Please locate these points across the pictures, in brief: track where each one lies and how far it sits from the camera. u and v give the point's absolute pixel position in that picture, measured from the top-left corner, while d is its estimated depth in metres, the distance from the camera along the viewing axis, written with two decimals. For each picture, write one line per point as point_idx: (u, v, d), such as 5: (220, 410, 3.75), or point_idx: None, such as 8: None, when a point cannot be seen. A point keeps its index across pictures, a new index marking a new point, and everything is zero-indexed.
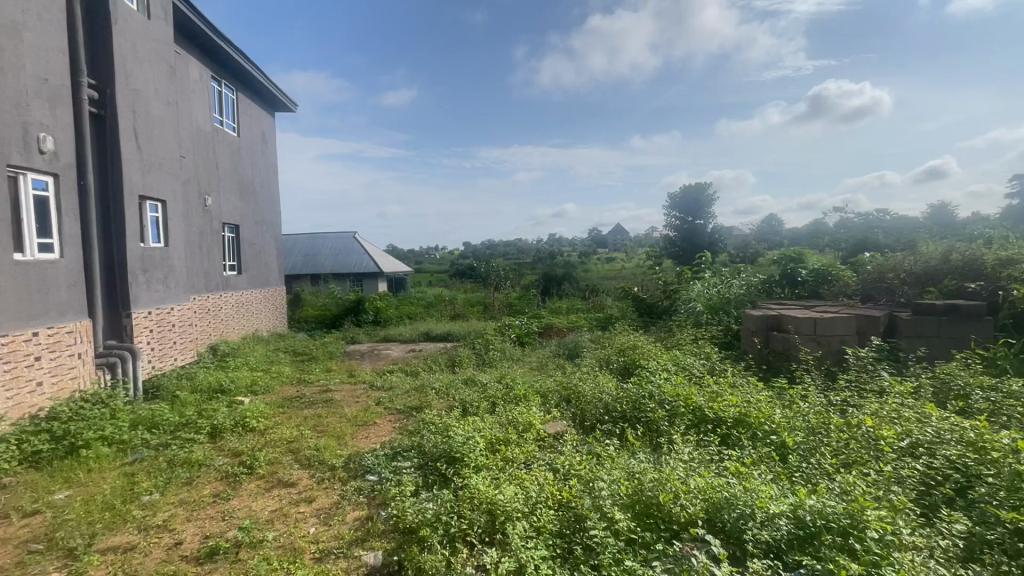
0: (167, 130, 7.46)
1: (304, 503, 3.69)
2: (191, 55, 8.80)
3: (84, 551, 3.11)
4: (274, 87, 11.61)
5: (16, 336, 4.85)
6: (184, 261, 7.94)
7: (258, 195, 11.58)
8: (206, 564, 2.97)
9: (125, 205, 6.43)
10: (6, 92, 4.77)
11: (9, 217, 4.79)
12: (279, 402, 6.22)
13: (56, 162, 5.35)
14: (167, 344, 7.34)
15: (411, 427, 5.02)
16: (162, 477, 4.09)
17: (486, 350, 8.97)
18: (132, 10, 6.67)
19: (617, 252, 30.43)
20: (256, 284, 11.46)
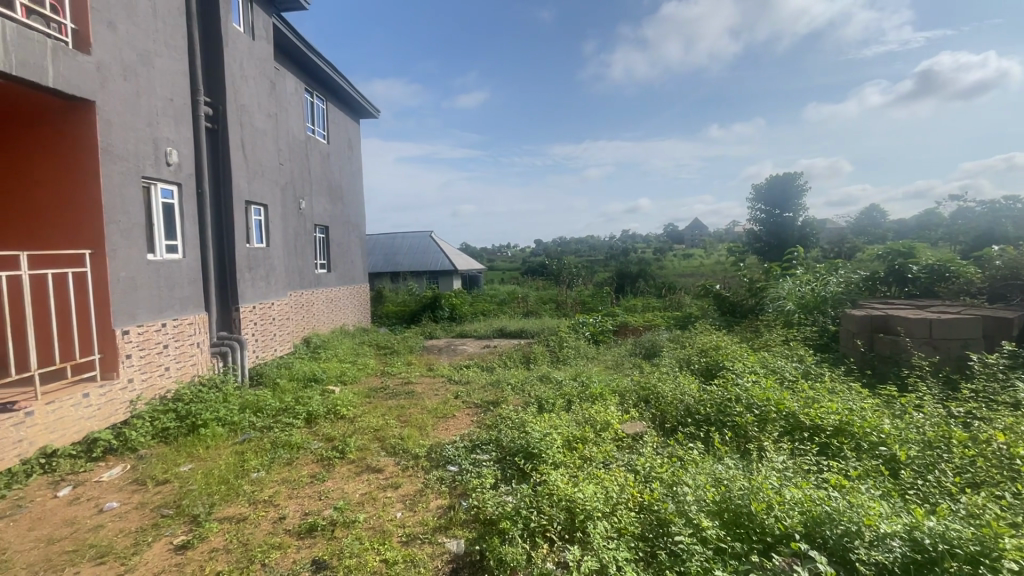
0: (268, 141, 8.16)
1: (390, 488, 3.89)
2: (288, 70, 9.53)
3: (204, 518, 3.48)
4: (360, 95, 12.30)
5: (151, 325, 5.52)
6: (283, 260, 8.66)
7: (345, 198, 12.34)
8: (307, 538, 3.22)
9: (234, 210, 7.11)
10: (142, 113, 5.44)
11: (144, 222, 5.46)
12: (366, 392, 6.61)
13: (180, 172, 6.03)
14: (268, 336, 8.05)
15: (488, 421, 5.14)
16: (267, 457, 4.49)
17: (560, 347, 8.95)
18: (239, 33, 7.35)
19: (694, 249, 29.23)
20: (344, 281, 12.23)
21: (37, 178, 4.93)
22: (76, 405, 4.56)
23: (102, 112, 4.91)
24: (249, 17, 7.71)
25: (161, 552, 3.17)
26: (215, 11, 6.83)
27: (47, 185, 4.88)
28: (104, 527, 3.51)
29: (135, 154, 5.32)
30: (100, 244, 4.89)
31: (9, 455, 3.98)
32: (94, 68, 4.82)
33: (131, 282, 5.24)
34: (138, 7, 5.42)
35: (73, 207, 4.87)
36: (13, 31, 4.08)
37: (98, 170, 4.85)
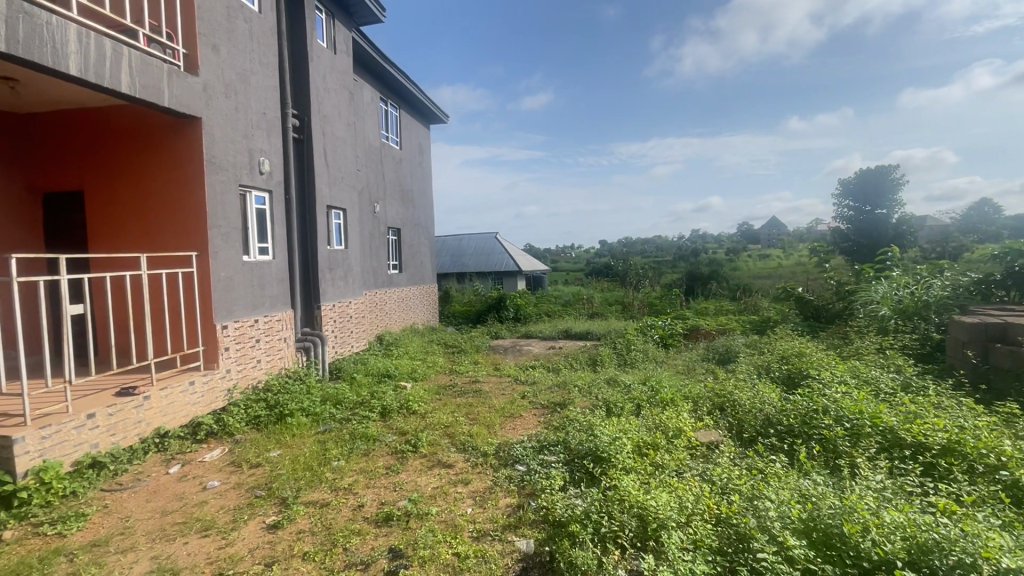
0: (347, 148, 8.65)
1: (461, 483, 3.99)
2: (365, 80, 10.04)
3: (291, 501, 3.75)
4: (430, 101, 12.73)
5: (246, 321, 6.03)
6: (359, 261, 9.14)
7: (415, 201, 12.80)
8: (384, 527, 3.37)
9: (316, 213, 7.60)
10: (240, 126, 5.95)
11: (240, 226, 5.97)
12: (436, 389, 6.82)
13: (270, 179, 6.54)
14: (345, 332, 8.51)
15: (556, 422, 5.13)
16: (346, 447, 4.76)
17: (627, 349, 8.76)
18: (323, 48, 7.86)
19: (771, 249, 27.55)
20: (414, 281, 12.69)
21: (146, 189, 5.45)
22: (183, 391, 5.07)
23: (207, 127, 5.42)
24: (332, 33, 8.22)
25: (255, 530, 3.45)
26: (302, 30, 7.33)
27: (159, 194, 5.43)
28: (207, 503, 3.87)
29: (233, 165, 5.83)
30: (203, 246, 5.40)
31: (130, 434, 4.49)
32: (201, 87, 5.33)
33: (229, 281, 5.74)
34: (237, 31, 5.94)
35: (181, 213, 5.39)
36: (137, 58, 4.61)
37: (203, 179, 5.36)
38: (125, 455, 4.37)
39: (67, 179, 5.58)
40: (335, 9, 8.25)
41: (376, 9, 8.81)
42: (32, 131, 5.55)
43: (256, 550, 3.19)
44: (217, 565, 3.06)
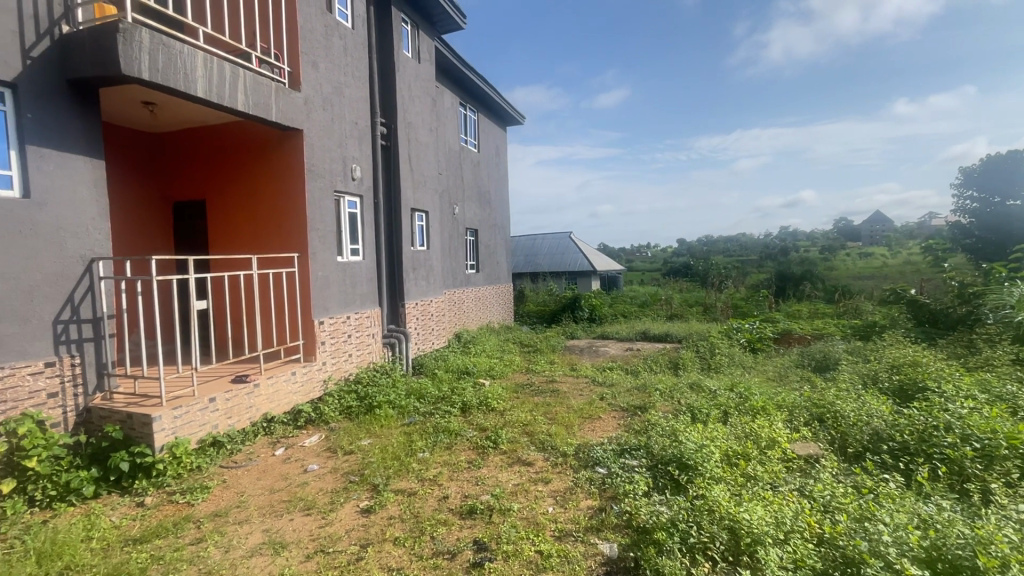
0: (429, 153, 9.00)
1: (541, 482, 4.01)
2: (446, 86, 10.39)
3: (382, 488, 3.97)
4: (507, 103, 12.92)
5: (339, 317, 6.47)
6: (440, 261, 9.48)
7: (492, 202, 13.05)
8: (468, 519, 3.48)
9: (402, 216, 7.98)
10: (335, 136, 6.40)
11: (335, 230, 6.42)
12: (513, 387, 6.91)
13: (361, 185, 6.97)
14: (427, 330, 8.88)
15: (636, 426, 5.01)
16: (430, 440, 4.96)
17: (711, 354, 8.33)
18: (408, 59, 8.24)
19: (876, 246, 25.01)
20: (490, 281, 12.95)
21: (256, 197, 6.01)
22: (287, 381, 5.55)
23: (307, 137, 5.87)
24: (416, 43, 8.59)
25: (351, 512, 3.69)
26: (389, 42, 7.74)
27: (267, 201, 5.98)
28: (308, 484, 4.21)
29: (329, 172, 6.28)
30: (304, 248, 5.87)
31: (243, 417, 5.00)
32: (302, 101, 5.80)
33: (325, 280, 6.20)
34: (333, 47, 6.39)
35: (285, 218, 5.89)
36: (250, 79, 5.10)
37: (303, 186, 5.82)
38: (239, 436, 4.87)
39: (192, 190, 6.29)
40: (419, 20, 8.62)
41: (457, 16, 9.09)
42: (165, 149, 6.32)
43: (352, 531, 3.42)
44: (318, 543, 3.30)
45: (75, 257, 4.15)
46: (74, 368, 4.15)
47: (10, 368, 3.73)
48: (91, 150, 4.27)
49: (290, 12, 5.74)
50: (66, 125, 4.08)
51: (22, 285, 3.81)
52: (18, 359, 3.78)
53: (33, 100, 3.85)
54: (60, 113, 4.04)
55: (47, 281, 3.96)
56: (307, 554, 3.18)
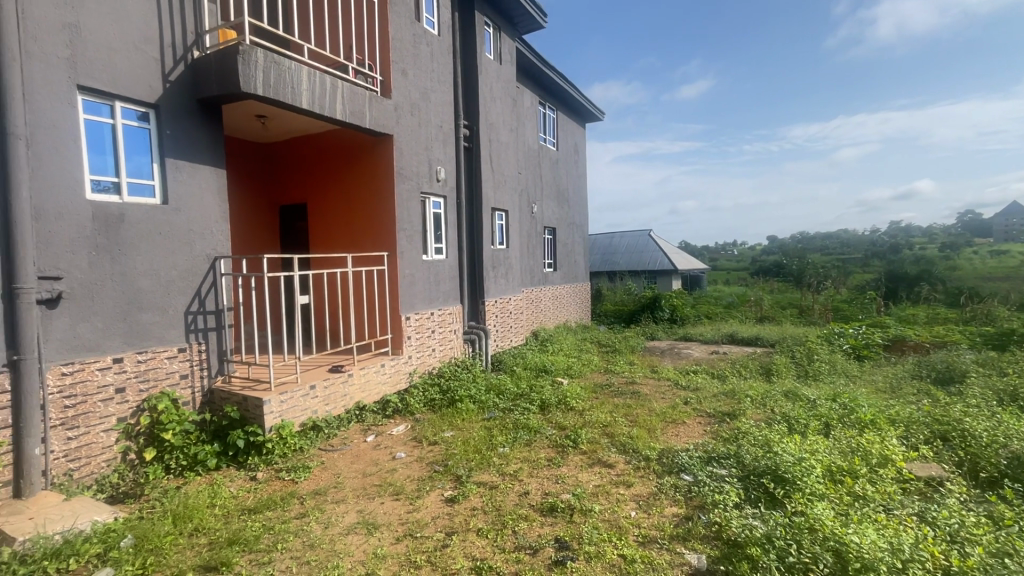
0: (509, 153, 9.12)
1: (623, 485, 3.92)
2: (526, 86, 10.46)
3: (465, 479, 4.11)
4: (586, 100, 12.76)
5: (424, 314, 6.75)
6: (518, 259, 9.58)
7: (571, 200, 12.96)
8: (549, 516, 3.49)
9: (482, 215, 8.16)
10: (422, 139, 6.68)
11: (421, 229, 6.71)
12: (592, 387, 6.82)
13: (445, 186, 7.22)
14: (505, 327, 9.03)
15: (725, 434, 4.76)
16: (511, 435, 5.04)
17: (809, 360, 7.69)
18: (490, 61, 8.41)
19: (1012, 242, 21.77)
20: (568, 279, 12.88)
21: (351, 199, 6.45)
22: (377, 372, 5.90)
23: (397, 142, 6.19)
24: (498, 45, 8.74)
25: (436, 501, 3.85)
26: (472, 46, 7.94)
27: (360, 203, 6.37)
28: (397, 471, 4.44)
29: (416, 174, 6.57)
30: (393, 247, 6.18)
31: (339, 404, 5.38)
32: (393, 108, 6.12)
33: (412, 278, 6.51)
34: (420, 55, 6.68)
35: (377, 219, 6.25)
36: (347, 89, 5.46)
37: (393, 188, 6.15)
38: (335, 421, 5.25)
39: (296, 194, 6.86)
40: (501, 22, 8.76)
41: (539, 15, 9.11)
42: (273, 157, 6.95)
43: (437, 519, 3.56)
44: (407, 527, 3.48)
45: (202, 255, 4.69)
46: (201, 354, 4.69)
47: (152, 351, 4.30)
48: (216, 160, 4.79)
49: (383, 23, 6.07)
50: (197, 138, 4.62)
51: (162, 279, 4.37)
52: (158, 344, 4.35)
53: (171, 117, 4.41)
54: (192, 129, 4.59)
55: (180, 276, 4.52)
56: (397, 537, 3.37)
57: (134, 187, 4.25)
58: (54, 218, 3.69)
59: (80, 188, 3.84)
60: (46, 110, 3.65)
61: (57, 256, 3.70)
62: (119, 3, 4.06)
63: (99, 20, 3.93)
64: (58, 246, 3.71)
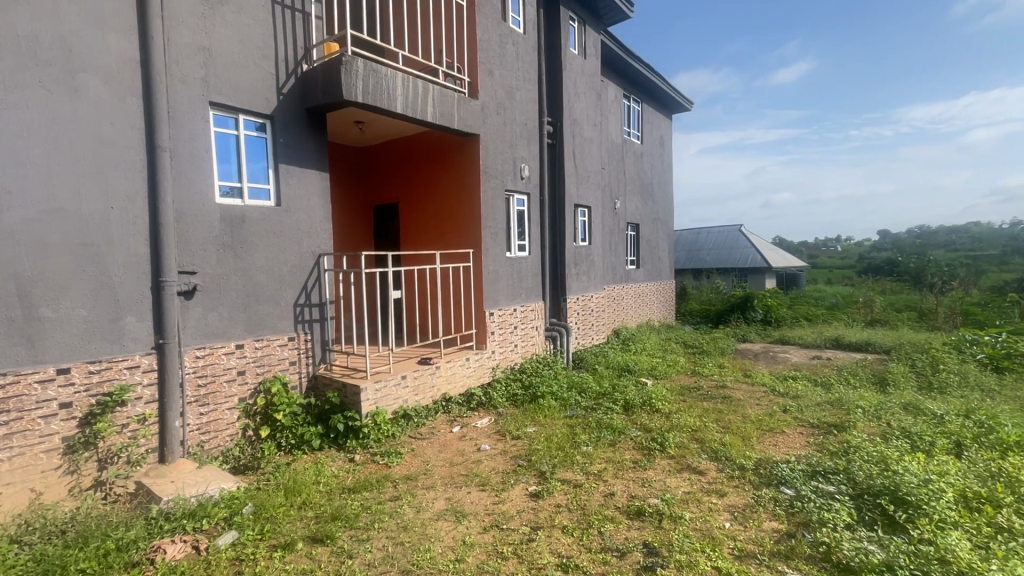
0: (593, 148, 8.99)
1: (715, 494, 3.73)
2: (610, 79, 10.24)
3: (549, 476, 4.12)
4: (674, 90, 12.24)
5: (506, 310, 6.86)
6: (601, 256, 9.43)
7: (655, 195, 12.51)
8: (635, 520, 3.41)
9: (565, 212, 8.11)
10: (506, 138, 6.77)
11: (505, 226, 6.82)
12: (679, 389, 6.55)
13: (529, 183, 7.27)
14: (586, 324, 8.94)
15: (831, 447, 4.36)
16: (594, 434, 4.97)
17: (933, 370, 6.84)
18: (575, 55, 8.33)
19: None
20: (651, 277, 12.47)
21: (439, 198, 6.70)
22: (462, 365, 6.09)
23: (483, 142, 6.33)
24: (583, 39, 8.63)
25: (521, 495, 3.89)
26: (557, 42, 7.90)
27: (447, 201, 6.60)
28: (482, 462, 4.56)
29: (501, 173, 6.68)
30: (478, 244, 6.35)
31: (427, 395, 5.62)
32: (480, 108, 6.26)
33: (496, 274, 6.63)
34: (506, 54, 6.76)
35: (463, 217, 6.45)
36: (437, 92, 5.66)
37: (479, 186, 6.31)
38: (424, 411, 5.50)
39: (388, 195, 7.24)
40: (586, 17, 8.65)
41: (625, 6, 8.87)
42: (368, 160, 7.37)
43: (522, 512, 3.61)
44: (493, 518, 3.56)
45: (309, 253, 5.10)
46: (307, 343, 5.11)
47: (267, 339, 4.75)
48: (321, 165, 5.19)
49: (471, 26, 6.22)
50: (305, 145, 5.03)
51: (275, 274, 4.81)
52: (272, 333, 4.80)
53: (284, 127, 4.84)
54: (301, 136, 5.00)
55: (291, 272, 4.95)
56: (484, 527, 3.46)
57: (253, 191, 4.71)
58: (191, 219, 4.20)
59: (211, 193, 4.32)
60: (185, 125, 4.15)
61: (193, 252, 4.21)
62: (242, 26, 4.52)
63: (226, 42, 4.39)
64: (194, 244, 4.22)
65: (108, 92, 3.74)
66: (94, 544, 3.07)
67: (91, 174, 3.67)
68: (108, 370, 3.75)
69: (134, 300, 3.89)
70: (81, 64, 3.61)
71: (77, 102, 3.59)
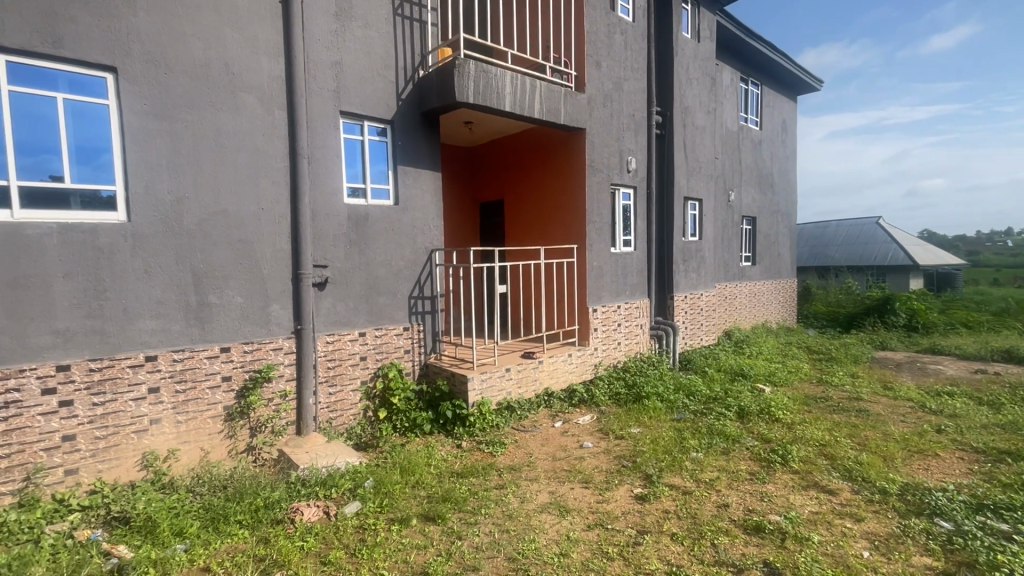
0: (705, 137, 8.46)
1: (851, 518, 3.33)
2: (725, 62, 9.57)
3: (655, 479, 3.97)
4: (800, 70, 11.10)
5: (610, 307, 6.72)
6: (712, 252, 8.87)
7: (776, 185, 11.47)
8: (754, 536, 3.16)
9: (674, 205, 7.74)
10: (613, 130, 6.61)
11: (611, 221, 6.67)
12: (803, 399, 5.95)
13: (636, 176, 7.04)
14: (695, 324, 8.47)
15: (1004, 479, 3.69)
16: (705, 441, 4.69)
17: None
18: (687, 40, 7.88)
19: None
20: (769, 275, 11.47)
21: (544, 194, 6.74)
22: (564, 361, 6.08)
23: (589, 135, 6.24)
24: (697, 22, 8.15)
25: (626, 496, 3.80)
26: (668, 27, 7.54)
27: (552, 197, 6.62)
28: (585, 460, 4.53)
29: (607, 166, 6.54)
30: (582, 239, 6.29)
31: (530, 388, 5.70)
32: (587, 101, 6.17)
33: (600, 270, 6.52)
34: (614, 44, 6.60)
35: (567, 212, 6.42)
36: (545, 88, 5.68)
37: (585, 180, 6.24)
38: (527, 404, 5.59)
39: (494, 192, 7.44)
40: None
41: None
42: (476, 159, 7.63)
43: (628, 514, 3.52)
44: (597, 516, 3.52)
45: (423, 248, 5.42)
46: (420, 333, 5.44)
47: (386, 328, 5.14)
48: (435, 165, 5.47)
49: (578, 19, 6.16)
50: (421, 147, 5.34)
51: (393, 268, 5.18)
52: (390, 323, 5.18)
53: (402, 130, 5.18)
54: (418, 139, 5.31)
55: (407, 266, 5.29)
56: (588, 524, 3.43)
57: (376, 191, 5.11)
58: (324, 219, 4.67)
59: (340, 194, 4.77)
60: (320, 133, 4.62)
61: (325, 248, 4.68)
62: (368, 39, 4.90)
63: (354, 55, 4.80)
64: (326, 240, 4.68)
65: (260, 107, 4.28)
66: (248, 499, 3.56)
67: (247, 180, 4.22)
68: (258, 350, 4.31)
69: (279, 291, 4.42)
70: (241, 85, 4.17)
71: (237, 117, 4.16)
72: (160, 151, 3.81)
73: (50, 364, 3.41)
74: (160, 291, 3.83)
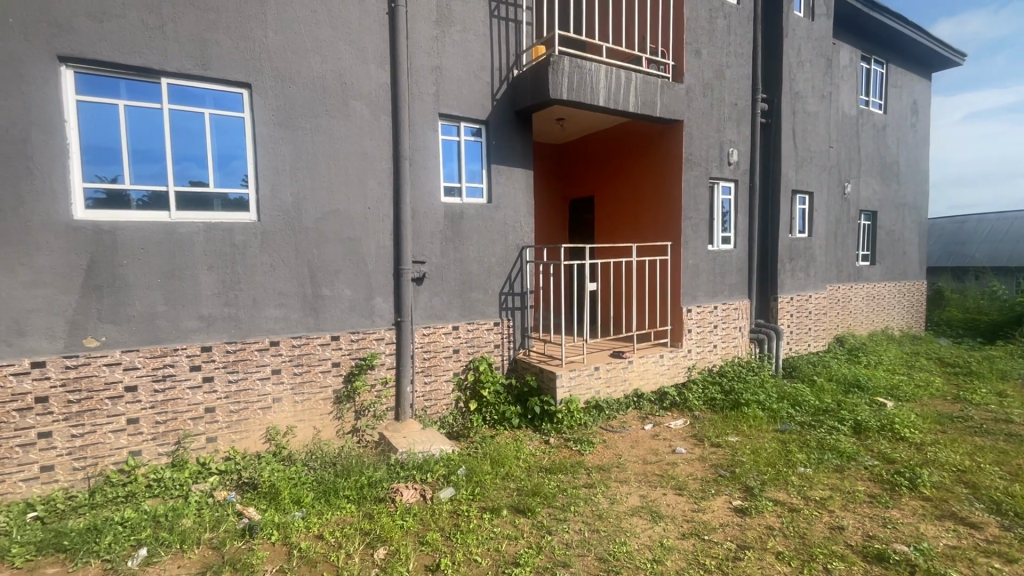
0: (818, 123, 7.73)
1: (999, 558, 2.89)
2: (844, 41, 8.67)
3: (757, 492, 3.73)
4: (938, 43, 9.76)
5: (706, 307, 6.38)
6: (824, 250, 8.09)
7: (902, 175, 10.20)
8: (875, 565, 2.86)
9: (780, 199, 7.16)
10: (713, 121, 6.26)
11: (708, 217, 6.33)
12: (935, 417, 5.25)
13: (737, 169, 6.61)
14: (802, 328, 7.79)
15: None
16: (814, 456, 4.31)
17: None
18: (800, 19, 7.24)
19: None
20: (892, 276, 10.24)
21: (636, 189, 6.56)
22: (655, 362, 5.88)
23: (686, 127, 5.96)
24: None
25: (724, 508, 3.60)
26: (777, 7, 6.99)
27: (645, 193, 6.42)
28: (678, 465, 4.36)
29: (705, 159, 6.21)
30: (677, 237, 6.04)
31: (619, 388, 5.59)
32: (685, 92, 5.90)
33: (696, 268, 6.21)
34: (716, 30, 6.23)
35: (661, 208, 6.20)
36: (641, 80, 5.52)
37: (681, 175, 5.96)
38: (616, 404, 5.48)
39: (585, 189, 7.37)
40: None
41: None
42: (567, 155, 7.61)
43: (726, 527, 3.34)
44: (693, 525, 3.38)
45: (514, 245, 5.51)
46: (510, 329, 5.54)
47: (478, 323, 5.30)
48: (527, 163, 5.54)
49: (678, 6, 5.90)
50: (514, 145, 5.42)
51: (486, 264, 5.32)
52: (481, 317, 5.33)
53: (497, 130, 5.30)
54: (512, 137, 5.40)
55: (498, 262, 5.41)
56: (683, 533, 3.30)
57: (470, 189, 5.28)
58: (423, 217, 4.92)
59: (438, 193, 4.99)
60: (421, 136, 4.86)
61: (423, 245, 4.93)
62: (466, 43, 5.06)
63: (453, 59, 4.98)
64: (424, 237, 4.92)
65: (369, 113, 4.59)
66: (354, 476, 3.87)
67: (356, 182, 4.55)
68: (363, 339, 4.65)
69: (382, 284, 4.73)
70: (352, 93, 4.50)
71: (349, 124, 4.50)
72: (285, 157, 4.23)
73: (196, 345, 3.93)
74: (283, 283, 4.26)
